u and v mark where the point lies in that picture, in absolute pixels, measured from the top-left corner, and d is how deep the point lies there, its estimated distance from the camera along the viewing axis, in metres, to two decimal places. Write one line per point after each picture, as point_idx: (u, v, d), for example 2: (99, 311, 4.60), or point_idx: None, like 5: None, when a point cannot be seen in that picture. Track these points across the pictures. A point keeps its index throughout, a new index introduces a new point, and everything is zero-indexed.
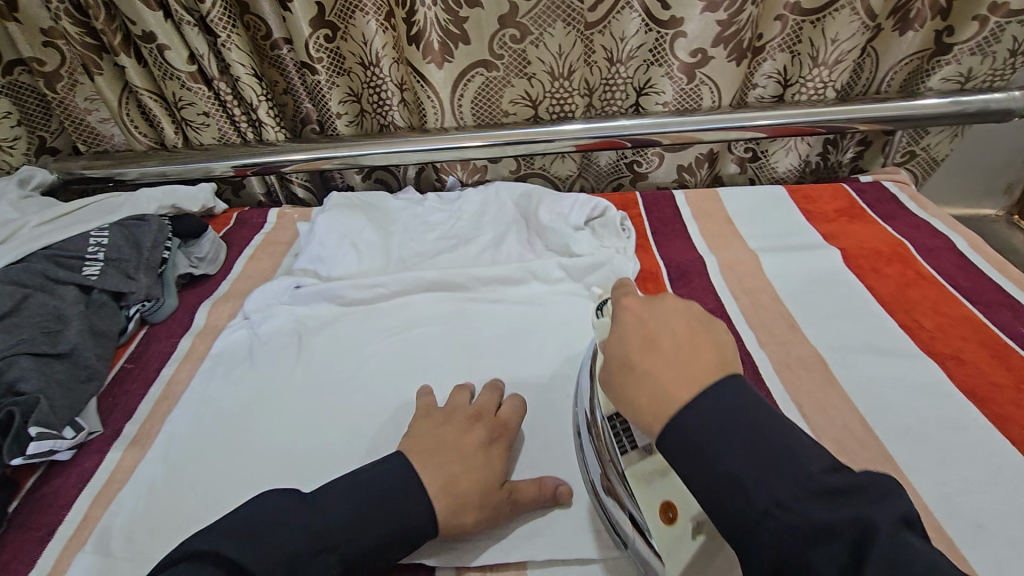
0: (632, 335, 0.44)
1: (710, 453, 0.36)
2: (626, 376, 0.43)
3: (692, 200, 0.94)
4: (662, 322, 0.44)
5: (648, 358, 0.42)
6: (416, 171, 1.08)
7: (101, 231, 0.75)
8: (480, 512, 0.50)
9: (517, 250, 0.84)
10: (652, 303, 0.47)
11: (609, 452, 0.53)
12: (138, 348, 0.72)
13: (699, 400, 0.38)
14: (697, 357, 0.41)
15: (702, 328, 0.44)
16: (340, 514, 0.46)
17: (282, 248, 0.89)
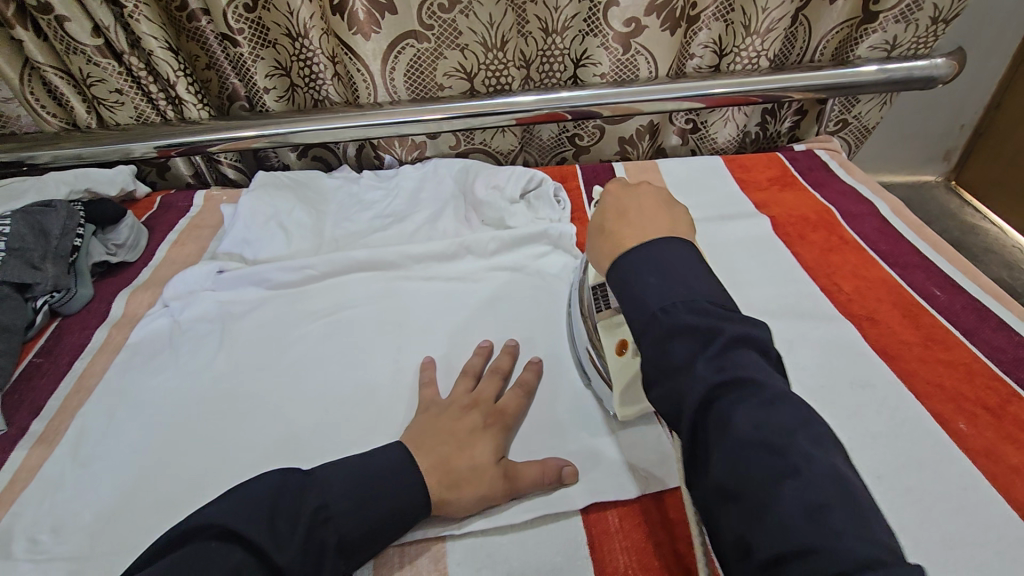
0: (609, 206, 0.52)
1: (640, 281, 0.44)
2: (598, 232, 0.52)
3: (631, 172, 0.94)
4: (634, 199, 0.52)
5: (617, 223, 0.50)
6: (353, 149, 1.05)
7: (2, 220, 0.71)
8: (473, 487, 0.48)
9: (453, 226, 0.83)
10: (630, 187, 0.54)
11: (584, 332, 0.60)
12: (49, 341, 0.68)
13: (655, 247, 0.46)
14: (652, 221, 0.49)
15: (668, 211, 0.51)
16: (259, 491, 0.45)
17: (208, 232, 0.85)
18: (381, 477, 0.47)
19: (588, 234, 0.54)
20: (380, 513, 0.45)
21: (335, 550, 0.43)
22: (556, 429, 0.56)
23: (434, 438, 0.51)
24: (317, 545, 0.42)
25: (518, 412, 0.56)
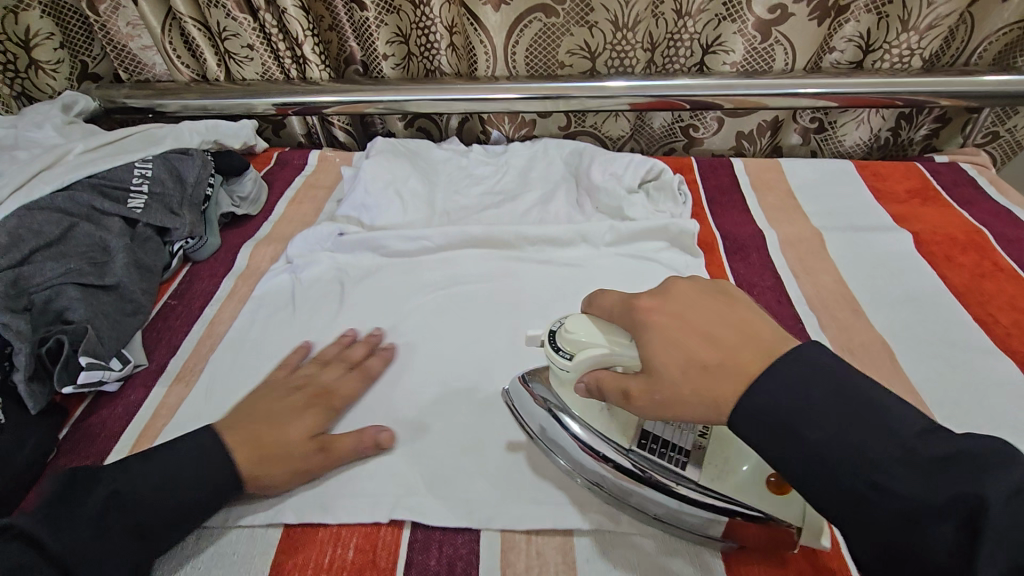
0: (672, 341, 0.40)
1: (801, 423, 0.36)
2: (684, 370, 0.39)
3: (752, 170, 0.89)
4: (683, 310, 0.42)
5: (701, 349, 0.39)
6: (458, 121, 1.03)
7: (145, 162, 0.74)
8: (286, 462, 0.48)
9: (565, 211, 0.81)
10: (665, 292, 0.43)
11: (647, 465, 0.45)
12: (182, 284, 0.71)
13: (767, 378, 0.37)
14: (741, 344, 0.39)
15: (741, 315, 0.41)
16: (169, 482, 0.45)
17: (323, 193, 0.87)
18: (176, 457, 0.46)
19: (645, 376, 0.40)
20: (188, 492, 0.45)
21: (134, 534, 0.42)
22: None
23: (264, 418, 0.50)
24: (107, 531, 0.41)
25: (352, 391, 0.56)
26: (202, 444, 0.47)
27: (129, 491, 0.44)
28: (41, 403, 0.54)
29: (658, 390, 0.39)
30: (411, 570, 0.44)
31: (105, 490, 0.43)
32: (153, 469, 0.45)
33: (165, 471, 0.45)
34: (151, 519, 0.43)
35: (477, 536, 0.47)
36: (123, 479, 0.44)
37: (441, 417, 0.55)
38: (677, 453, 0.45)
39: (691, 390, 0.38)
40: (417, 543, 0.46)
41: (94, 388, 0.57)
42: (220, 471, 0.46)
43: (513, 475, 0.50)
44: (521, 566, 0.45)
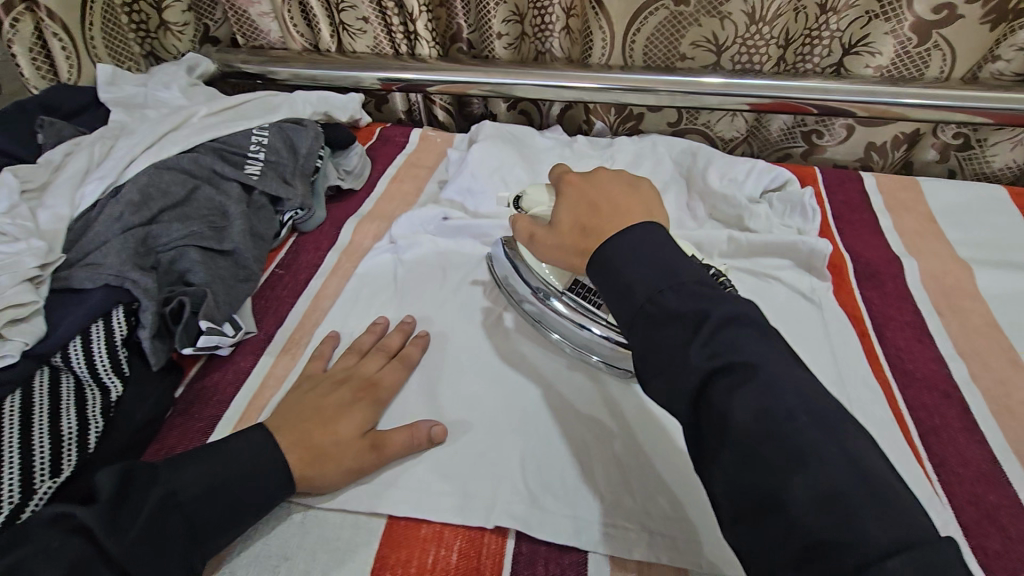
0: (574, 206, 0.48)
1: (626, 267, 0.40)
2: (570, 235, 0.47)
3: (886, 186, 0.81)
4: (596, 187, 0.49)
5: (592, 213, 0.46)
6: (561, 108, 1.00)
7: (262, 130, 0.76)
8: (335, 464, 0.46)
9: (676, 214, 0.76)
10: (589, 175, 0.50)
11: (582, 306, 0.57)
12: (289, 254, 0.72)
13: (631, 235, 0.41)
14: (623, 210, 0.46)
15: (632, 189, 0.49)
16: (220, 488, 0.43)
17: (424, 173, 0.86)
18: (231, 458, 0.44)
19: (549, 229, 0.49)
20: (242, 490, 0.44)
21: (186, 538, 0.41)
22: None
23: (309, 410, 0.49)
24: (163, 534, 0.40)
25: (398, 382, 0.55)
26: (249, 441, 0.46)
27: (186, 494, 0.42)
28: (162, 360, 0.56)
29: (553, 242, 0.48)
30: None
31: (160, 492, 0.41)
32: (203, 467, 0.43)
33: (219, 476, 0.43)
34: (197, 523, 0.41)
35: (582, 559, 0.44)
36: (178, 480, 0.42)
37: (545, 421, 0.53)
38: (598, 299, 0.57)
39: (573, 247, 0.47)
40: (522, 556, 0.44)
41: (209, 351, 0.58)
42: (268, 468, 0.45)
43: (622, 496, 0.47)
44: None
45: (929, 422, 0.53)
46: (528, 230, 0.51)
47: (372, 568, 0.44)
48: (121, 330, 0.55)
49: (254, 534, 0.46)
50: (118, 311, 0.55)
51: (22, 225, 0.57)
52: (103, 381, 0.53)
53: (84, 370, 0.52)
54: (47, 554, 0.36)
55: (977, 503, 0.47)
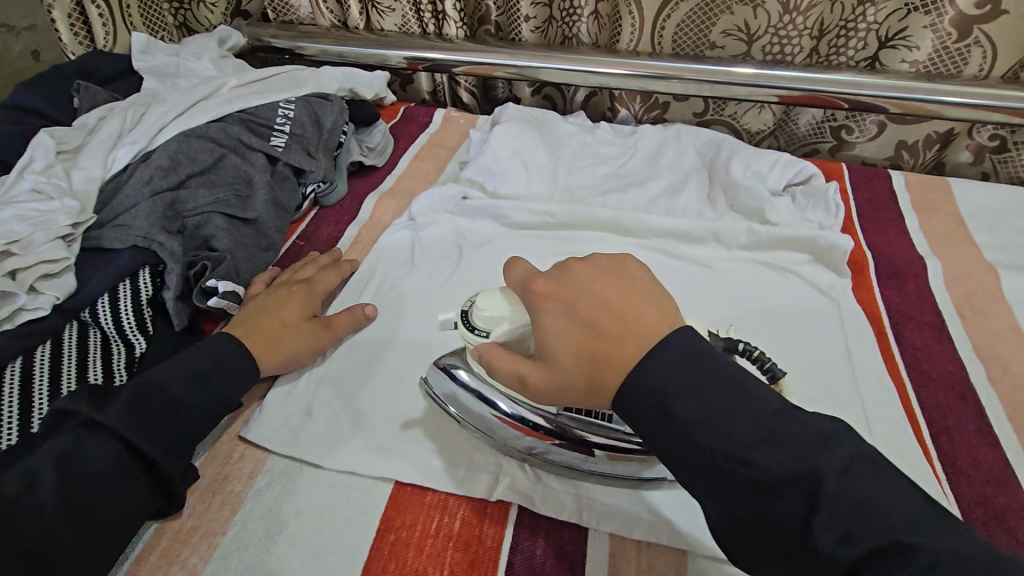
0: (568, 322, 0.39)
1: (668, 402, 0.35)
2: (576, 361, 0.38)
3: (914, 186, 0.79)
4: (575, 293, 0.40)
5: (605, 327, 0.38)
6: (585, 94, 0.99)
7: (288, 103, 0.77)
8: (294, 342, 0.54)
9: (696, 205, 0.75)
10: (562, 275, 0.41)
11: (581, 426, 0.47)
12: (310, 226, 0.73)
13: (654, 359, 0.36)
14: (630, 316, 0.38)
15: (627, 282, 0.40)
16: (194, 376, 0.48)
17: (446, 153, 0.86)
18: (198, 354, 0.50)
19: (546, 362, 0.40)
20: (224, 390, 0.49)
21: (174, 412, 0.45)
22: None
23: (276, 327, 0.55)
24: (149, 410, 0.44)
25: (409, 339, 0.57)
26: (218, 348, 0.51)
27: (162, 381, 0.46)
28: (184, 320, 0.58)
29: (554, 381, 0.39)
30: (517, 556, 0.43)
31: (136, 383, 0.45)
32: (183, 369, 0.47)
33: (190, 369, 0.48)
34: (197, 420, 0.46)
35: (582, 535, 0.45)
36: (154, 374, 0.46)
37: None
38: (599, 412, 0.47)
39: (586, 381, 0.38)
40: (524, 529, 0.45)
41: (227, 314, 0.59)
42: (238, 370, 0.50)
43: (628, 477, 0.48)
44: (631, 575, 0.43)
45: (943, 423, 0.52)
46: (516, 373, 0.41)
47: (375, 533, 0.44)
48: (147, 290, 0.56)
49: (264, 490, 0.47)
50: (145, 271, 0.57)
51: (56, 184, 0.59)
52: (128, 337, 0.54)
53: (111, 327, 0.54)
54: (73, 453, 0.40)
55: (986, 505, 0.47)
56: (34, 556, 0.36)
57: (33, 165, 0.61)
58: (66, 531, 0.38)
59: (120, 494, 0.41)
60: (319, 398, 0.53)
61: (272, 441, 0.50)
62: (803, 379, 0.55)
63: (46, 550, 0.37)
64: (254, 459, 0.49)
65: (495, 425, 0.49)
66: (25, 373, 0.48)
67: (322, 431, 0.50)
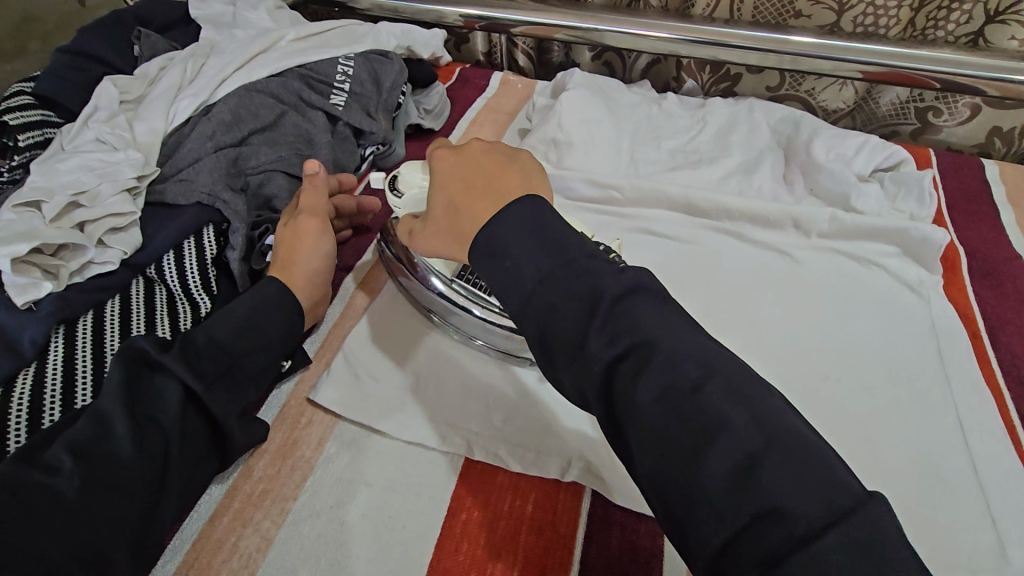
0: (442, 187, 0.41)
1: (504, 253, 0.34)
2: (443, 225, 0.40)
3: (1010, 177, 0.73)
4: (461, 164, 0.41)
5: (462, 195, 0.39)
6: (649, 63, 0.93)
7: (348, 60, 0.74)
8: (302, 252, 0.53)
9: (771, 186, 0.71)
10: (458, 148, 0.42)
11: (472, 296, 0.50)
12: (368, 189, 0.72)
13: (502, 218, 0.35)
14: (492, 192, 0.39)
15: (501, 161, 0.41)
16: (243, 326, 0.46)
17: (504, 119, 0.83)
18: (249, 303, 0.48)
19: (424, 222, 0.43)
20: (275, 338, 0.48)
21: (230, 359, 0.45)
22: (921, 479, 0.46)
23: (295, 250, 0.53)
24: (206, 359, 0.44)
25: None
26: (263, 295, 0.49)
27: (217, 333, 0.45)
28: (247, 282, 0.56)
29: (429, 233, 0.42)
30: (591, 545, 0.41)
31: (193, 334, 0.45)
32: (238, 317, 0.47)
33: (239, 315, 0.47)
34: (250, 367, 0.46)
35: (660, 528, 0.42)
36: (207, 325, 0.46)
37: None
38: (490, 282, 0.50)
39: (448, 232, 0.40)
40: (598, 518, 0.43)
41: None
42: (291, 318, 0.49)
43: None
44: None
45: None
46: (408, 227, 0.46)
47: (447, 509, 0.43)
48: (211, 249, 0.55)
49: (332, 459, 0.46)
50: (208, 230, 0.56)
51: (120, 135, 0.58)
52: (193, 296, 0.53)
53: (176, 285, 0.53)
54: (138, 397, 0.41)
55: None
56: (116, 493, 0.37)
57: (97, 114, 0.60)
58: (144, 472, 0.39)
59: (187, 439, 0.42)
60: (386, 366, 0.52)
61: (341, 408, 0.49)
62: (887, 379, 0.52)
63: (125, 488, 0.38)
64: (321, 426, 0.48)
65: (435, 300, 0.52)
66: (97, 329, 0.48)
67: (388, 402, 0.49)
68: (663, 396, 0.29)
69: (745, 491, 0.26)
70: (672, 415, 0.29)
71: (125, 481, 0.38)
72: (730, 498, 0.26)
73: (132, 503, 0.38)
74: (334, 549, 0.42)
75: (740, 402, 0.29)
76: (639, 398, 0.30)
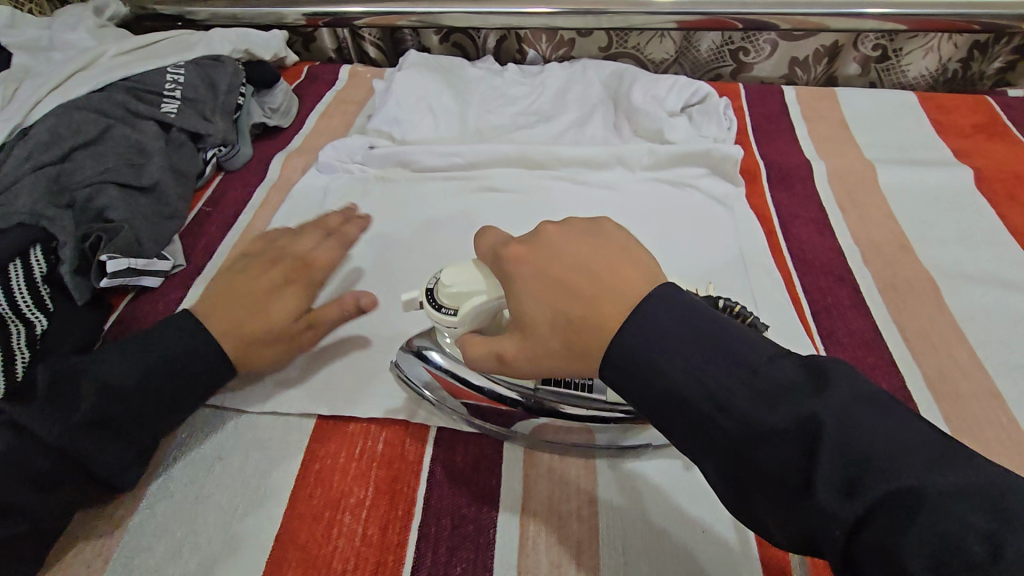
0: (540, 289, 0.37)
1: (658, 365, 0.33)
2: (557, 341, 0.37)
3: (805, 97, 0.83)
4: (555, 254, 0.38)
5: (577, 299, 0.36)
6: (496, 40, 0.98)
7: (177, 68, 0.74)
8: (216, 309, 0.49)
9: (602, 133, 0.78)
10: (536, 240, 0.40)
11: (562, 401, 0.44)
12: (216, 192, 0.72)
13: (634, 322, 0.34)
14: (614, 290, 0.36)
15: (609, 246, 0.38)
16: (140, 363, 0.45)
17: (354, 108, 0.85)
18: (161, 340, 0.46)
19: (520, 338, 0.38)
20: (196, 378, 0.46)
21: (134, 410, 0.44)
22: None
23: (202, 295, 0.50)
24: (105, 404, 0.43)
25: None
26: None
27: (123, 372, 0.45)
28: (84, 294, 0.56)
29: (536, 350, 0.38)
30: (438, 464, 0.46)
31: (97, 370, 0.44)
32: (142, 356, 0.46)
33: (142, 352, 0.46)
34: (153, 414, 0.45)
35: (499, 439, 0.47)
36: (116, 361, 0.45)
37: None
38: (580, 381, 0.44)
39: (570, 351, 0.36)
40: (444, 440, 0.47)
41: (132, 282, 0.59)
42: (182, 331, 0.47)
43: None
44: (543, 467, 0.45)
45: (823, 302, 0.57)
46: (493, 351, 0.40)
47: (302, 461, 0.46)
48: (40, 267, 0.55)
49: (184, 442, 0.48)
50: (36, 249, 0.55)
51: None
52: (26, 316, 0.53)
53: None
54: (36, 431, 0.42)
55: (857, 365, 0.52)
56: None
57: None
58: (21, 498, 0.40)
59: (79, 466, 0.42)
60: None
61: None
62: (697, 279, 0.59)
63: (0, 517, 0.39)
64: None
65: (501, 421, 0.45)
66: None
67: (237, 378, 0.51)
68: (844, 490, 0.28)
69: (975, 560, 0.25)
70: (860, 511, 0.28)
71: (7, 518, 0.39)
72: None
73: (2, 517, 0.39)
74: (190, 520, 0.43)
75: (927, 463, 0.28)
76: (820, 498, 0.28)
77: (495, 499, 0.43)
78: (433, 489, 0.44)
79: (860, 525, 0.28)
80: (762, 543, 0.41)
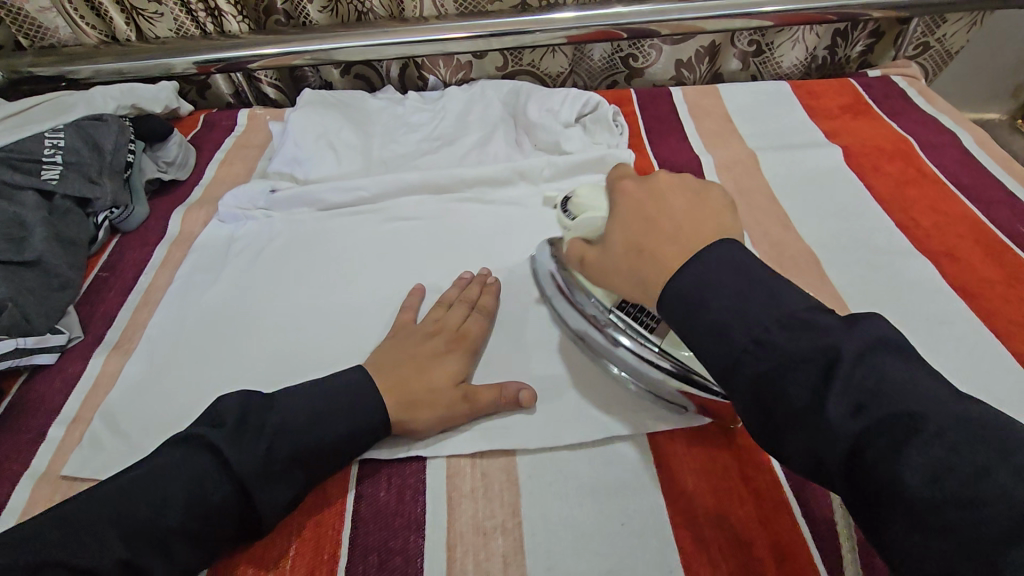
0: (629, 218, 0.43)
1: (713, 304, 0.36)
2: (621, 262, 0.42)
3: (691, 96, 0.89)
4: (664, 191, 0.43)
5: (655, 236, 0.41)
6: (397, 70, 1.00)
7: (56, 132, 0.70)
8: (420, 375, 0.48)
9: (505, 150, 0.80)
10: (645, 180, 0.45)
11: (631, 329, 0.50)
12: (112, 256, 0.70)
13: (695, 263, 0.37)
14: (699, 229, 0.40)
15: (703, 203, 0.42)
16: (314, 415, 0.44)
17: (255, 151, 0.84)
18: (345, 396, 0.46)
19: (603, 250, 0.45)
20: (331, 442, 0.44)
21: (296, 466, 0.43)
22: None
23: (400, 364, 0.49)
24: (280, 461, 0.42)
25: None
26: None
27: (292, 428, 0.43)
28: None
29: (608, 264, 0.44)
30: (362, 502, 0.45)
31: (274, 423, 0.43)
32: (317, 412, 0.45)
33: (325, 406, 0.45)
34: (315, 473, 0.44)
35: (421, 468, 0.47)
36: (289, 413, 0.44)
37: None
38: (649, 319, 0.49)
39: (634, 272, 0.41)
40: (366, 477, 0.47)
41: (24, 362, 0.56)
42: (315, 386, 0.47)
43: None
44: (466, 487, 0.46)
45: None
46: (580, 255, 0.47)
47: None
48: None
49: None
50: None
51: None
52: None
53: None
54: (195, 485, 0.40)
55: None
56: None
57: None
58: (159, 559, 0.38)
59: (199, 514, 0.39)
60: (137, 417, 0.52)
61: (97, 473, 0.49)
62: None
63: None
64: None
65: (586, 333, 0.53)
66: None
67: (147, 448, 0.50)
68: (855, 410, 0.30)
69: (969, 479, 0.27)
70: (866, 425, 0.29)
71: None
72: (934, 489, 0.27)
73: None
74: None
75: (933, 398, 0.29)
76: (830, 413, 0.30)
77: (422, 528, 0.44)
78: (359, 527, 0.44)
79: (861, 443, 0.29)
80: (677, 525, 0.43)
